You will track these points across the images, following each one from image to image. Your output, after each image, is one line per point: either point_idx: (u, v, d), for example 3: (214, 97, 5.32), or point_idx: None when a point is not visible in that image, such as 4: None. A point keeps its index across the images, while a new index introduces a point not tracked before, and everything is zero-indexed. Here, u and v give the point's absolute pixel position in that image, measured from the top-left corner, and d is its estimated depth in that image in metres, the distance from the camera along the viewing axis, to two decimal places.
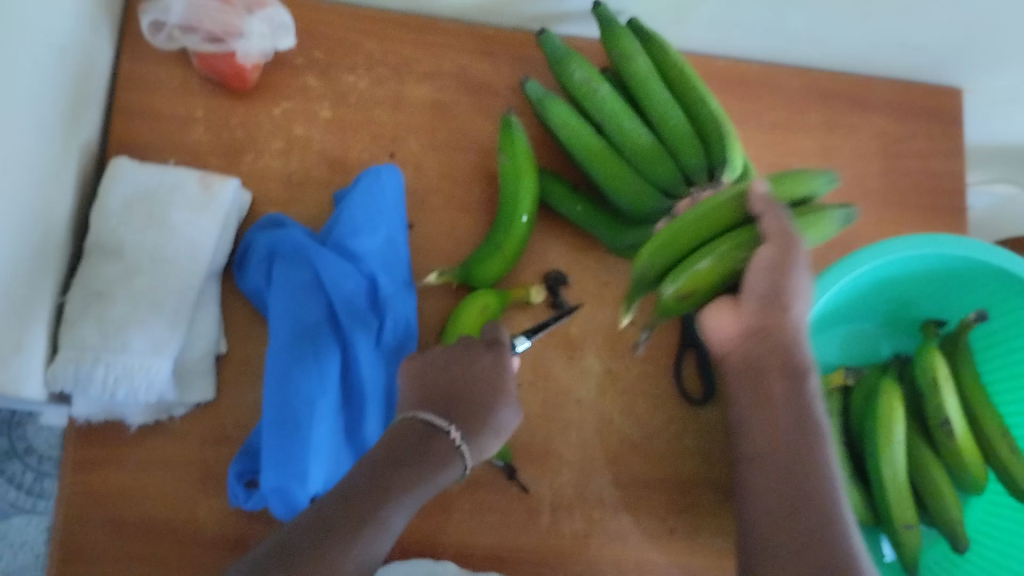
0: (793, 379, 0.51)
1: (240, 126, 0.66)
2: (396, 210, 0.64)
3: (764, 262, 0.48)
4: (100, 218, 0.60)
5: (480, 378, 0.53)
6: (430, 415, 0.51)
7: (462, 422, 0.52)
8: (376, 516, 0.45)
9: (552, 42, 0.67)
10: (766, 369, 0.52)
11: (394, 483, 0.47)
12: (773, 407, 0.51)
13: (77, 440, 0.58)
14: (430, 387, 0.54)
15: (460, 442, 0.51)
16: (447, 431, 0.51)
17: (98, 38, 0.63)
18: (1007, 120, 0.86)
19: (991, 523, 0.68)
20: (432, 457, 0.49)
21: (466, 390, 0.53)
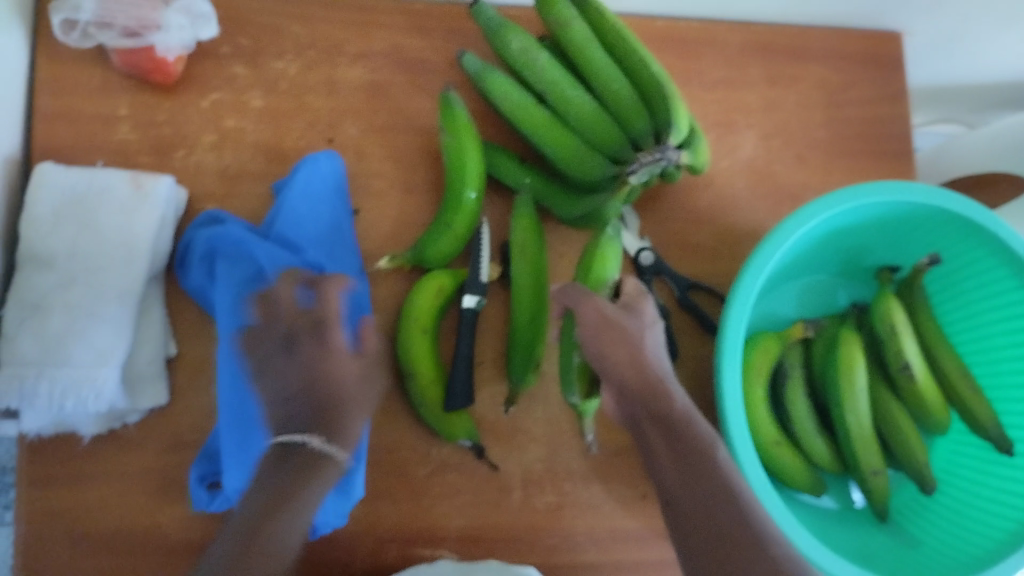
0: (659, 420, 0.52)
1: (169, 121, 0.64)
2: (337, 195, 0.63)
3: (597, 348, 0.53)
4: (30, 228, 0.57)
5: (322, 375, 0.49)
6: (286, 436, 0.47)
7: (326, 425, 0.48)
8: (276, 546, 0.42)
9: (485, 14, 0.65)
10: (638, 414, 0.53)
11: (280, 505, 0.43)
12: (675, 432, 0.52)
13: (28, 458, 0.56)
14: (291, 412, 0.48)
15: (323, 445, 0.46)
16: (307, 440, 0.46)
17: (10, 42, 0.60)
18: (946, 60, 0.86)
19: (956, 463, 0.69)
20: (313, 476, 0.45)
21: (322, 391, 0.49)
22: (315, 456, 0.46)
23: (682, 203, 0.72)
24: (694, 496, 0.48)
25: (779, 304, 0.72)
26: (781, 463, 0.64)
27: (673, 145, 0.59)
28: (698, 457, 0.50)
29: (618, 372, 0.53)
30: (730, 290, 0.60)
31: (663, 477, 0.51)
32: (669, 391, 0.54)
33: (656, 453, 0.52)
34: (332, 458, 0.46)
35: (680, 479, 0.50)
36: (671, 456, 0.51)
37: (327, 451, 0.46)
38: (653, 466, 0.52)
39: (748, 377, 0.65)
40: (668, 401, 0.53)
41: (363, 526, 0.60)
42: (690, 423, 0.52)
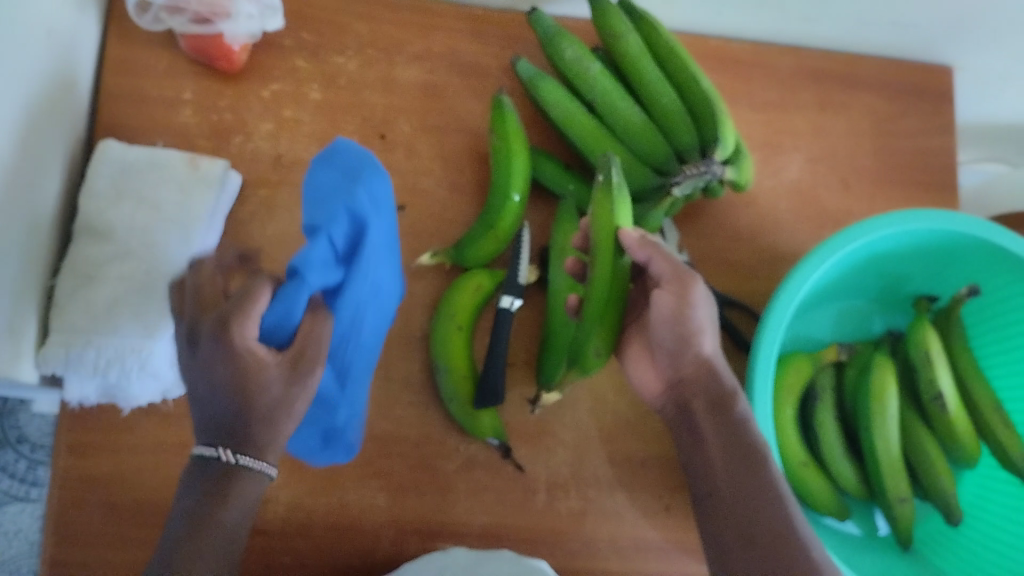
0: (718, 409, 0.55)
1: (229, 108, 0.66)
2: (368, 162, 0.53)
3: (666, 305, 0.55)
4: (89, 200, 0.59)
5: (228, 381, 0.49)
6: (200, 447, 0.49)
7: (235, 435, 0.49)
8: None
9: (543, 21, 0.66)
10: (694, 401, 0.57)
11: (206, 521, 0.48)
12: (728, 432, 0.55)
13: (69, 423, 0.58)
14: (208, 414, 0.50)
15: (237, 459, 0.49)
16: (222, 459, 0.48)
17: (85, 21, 0.63)
18: (997, 98, 0.86)
19: (985, 498, 0.69)
20: (223, 503, 0.49)
21: (234, 390, 0.49)
22: (229, 474, 0.49)
23: (724, 221, 0.72)
24: (733, 493, 0.53)
25: (814, 326, 0.72)
26: (806, 483, 0.64)
27: (718, 160, 0.61)
28: (748, 458, 0.53)
29: (691, 362, 0.57)
30: (767, 305, 0.61)
31: (704, 466, 0.55)
32: (736, 394, 0.56)
33: (707, 441, 0.56)
34: (255, 473, 0.49)
35: (726, 472, 0.53)
36: (723, 448, 0.54)
37: (253, 467, 0.49)
38: (700, 451, 0.56)
39: (778, 396, 0.65)
40: (728, 392, 0.56)
41: (388, 515, 0.61)
42: (748, 420, 0.55)
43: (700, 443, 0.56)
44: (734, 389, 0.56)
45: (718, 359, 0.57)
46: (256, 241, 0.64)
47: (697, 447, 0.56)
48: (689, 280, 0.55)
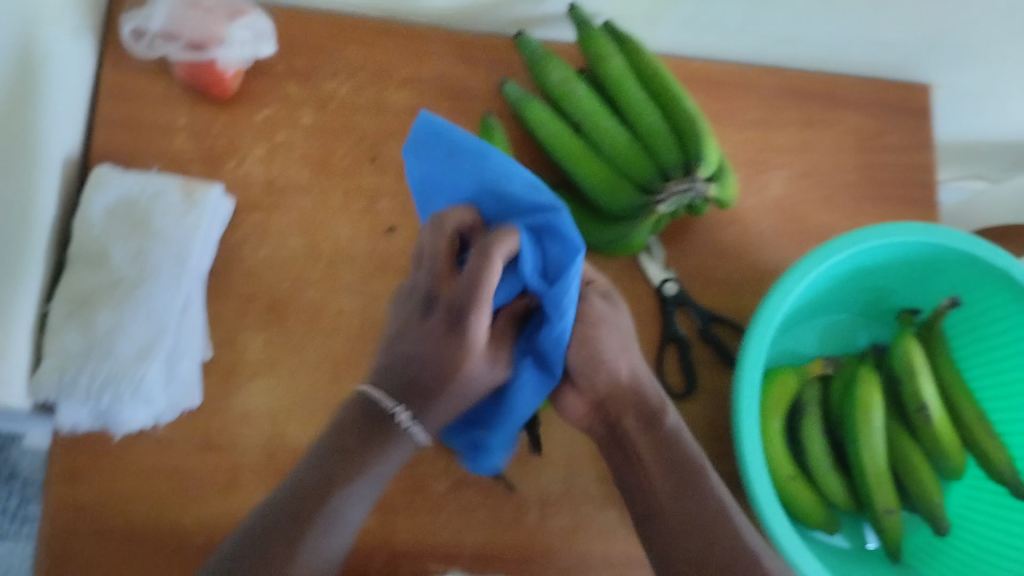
0: (650, 427, 0.54)
1: (222, 133, 0.67)
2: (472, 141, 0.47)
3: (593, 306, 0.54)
4: (83, 227, 0.60)
5: (427, 355, 0.46)
6: (378, 394, 0.48)
7: (424, 396, 0.47)
8: (339, 506, 0.46)
9: (529, 45, 0.69)
10: (626, 418, 0.54)
11: (354, 466, 0.47)
12: (660, 452, 0.53)
13: (63, 448, 0.58)
14: (405, 373, 0.47)
15: (410, 424, 0.47)
16: (393, 412, 0.47)
17: (81, 50, 0.64)
18: (976, 115, 0.88)
19: (970, 508, 0.69)
20: (386, 448, 0.47)
21: (439, 369, 0.46)
22: (381, 423, 0.47)
23: (710, 238, 0.74)
24: (679, 517, 0.51)
25: (801, 340, 0.73)
26: (794, 496, 0.64)
27: (701, 176, 0.61)
28: (691, 479, 0.52)
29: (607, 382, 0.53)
30: (750, 319, 0.62)
31: (642, 488, 0.53)
32: (665, 413, 0.54)
33: (643, 461, 0.54)
34: (409, 437, 0.48)
35: (670, 494, 0.52)
36: (663, 468, 0.53)
37: (410, 433, 0.47)
38: (636, 473, 0.54)
39: (766, 410, 0.66)
40: (658, 408, 0.54)
41: (381, 535, 0.61)
42: (678, 437, 0.54)
43: (634, 467, 0.54)
44: (663, 408, 0.54)
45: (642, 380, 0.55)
46: (248, 263, 0.65)
47: (632, 469, 0.54)
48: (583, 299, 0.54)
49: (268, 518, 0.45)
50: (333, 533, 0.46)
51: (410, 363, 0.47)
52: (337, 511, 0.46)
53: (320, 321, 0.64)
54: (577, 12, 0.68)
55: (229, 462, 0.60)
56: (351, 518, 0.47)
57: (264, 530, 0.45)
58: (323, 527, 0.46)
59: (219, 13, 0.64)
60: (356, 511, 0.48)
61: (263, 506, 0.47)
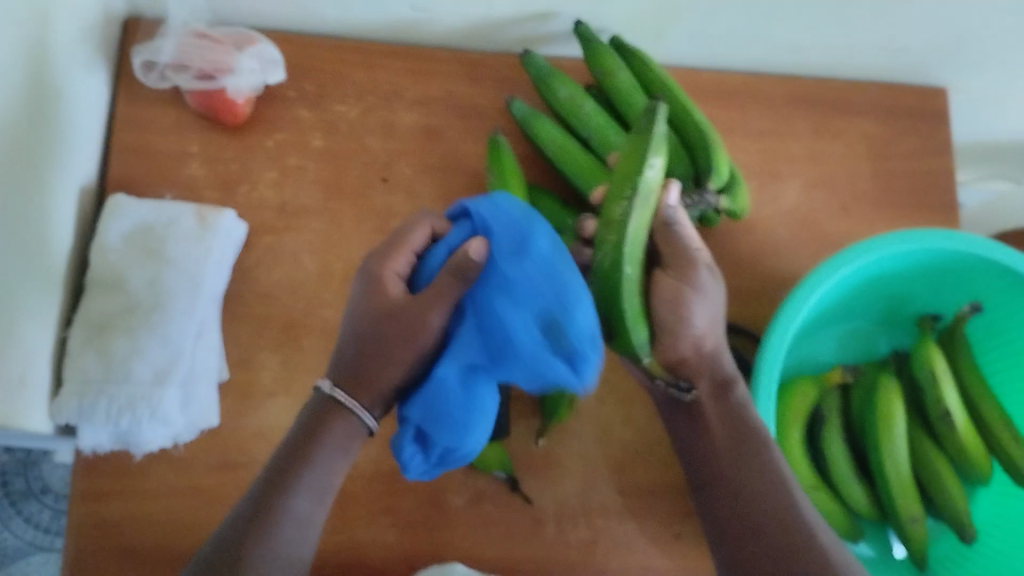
0: (721, 397, 0.55)
1: (235, 159, 0.68)
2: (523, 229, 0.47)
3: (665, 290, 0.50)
4: (100, 253, 0.62)
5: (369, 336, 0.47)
6: (325, 382, 0.49)
7: (357, 380, 0.47)
8: (282, 510, 0.47)
9: (536, 63, 0.69)
10: (699, 382, 0.55)
11: (297, 470, 0.48)
12: (720, 427, 0.55)
13: (83, 471, 0.59)
14: (343, 362, 0.48)
15: (346, 399, 0.48)
16: (334, 395, 0.48)
17: (96, 80, 0.65)
18: (994, 119, 0.87)
19: (1001, 516, 0.67)
20: (326, 435, 0.48)
21: (361, 332, 0.47)
22: (328, 407, 0.48)
23: (723, 250, 0.73)
24: (738, 485, 0.53)
25: (820, 348, 0.72)
26: (814, 503, 0.63)
27: (711, 189, 0.62)
28: (753, 450, 0.53)
29: (692, 351, 0.53)
30: (765, 332, 0.61)
31: (705, 449, 0.56)
32: (735, 383, 0.56)
33: (709, 427, 0.56)
34: (349, 413, 0.48)
35: (736, 464, 0.54)
36: (727, 435, 0.55)
37: (352, 412, 0.48)
38: (703, 437, 0.56)
39: (784, 419, 0.64)
40: (728, 379, 0.56)
41: (398, 552, 0.61)
42: (746, 406, 0.55)
43: (700, 429, 0.56)
44: (733, 378, 0.56)
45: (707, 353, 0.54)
46: (262, 286, 0.65)
47: (696, 433, 0.57)
48: (694, 263, 0.50)
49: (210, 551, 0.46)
50: (283, 530, 0.46)
51: (370, 337, 0.47)
52: (284, 508, 0.47)
53: (333, 340, 0.65)
54: (582, 28, 0.68)
55: (245, 480, 0.60)
56: (309, 516, 0.48)
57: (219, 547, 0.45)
58: (269, 531, 0.46)
59: (228, 44, 0.66)
60: (308, 505, 0.48)
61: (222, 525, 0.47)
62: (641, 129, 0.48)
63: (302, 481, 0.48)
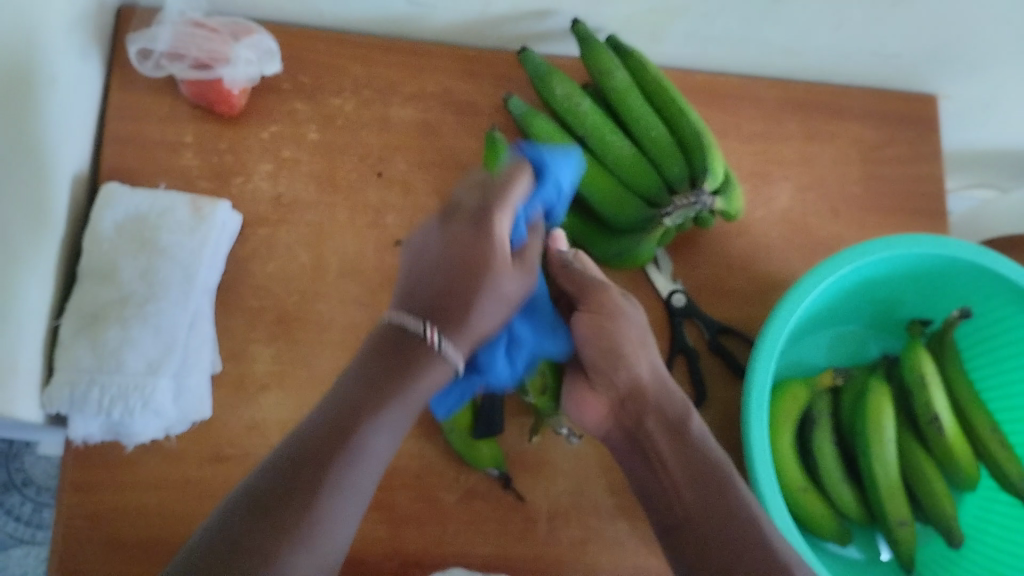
0: (675, 435, 0.53)
1: (230, 150, 0.68)
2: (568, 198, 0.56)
3: (588, 320, 0.54)
4: (93, 242, 0.61)
5: (455, 274, 0.46)
6: (405, 318, 0.45)
7: (446, 318, 0.46)
8: (360, 441, 0.42)
9: (533, 60, 0.69)
10: (646, 421, 0.54)
11: (374, 402, 0.43)
12: (671, 463, 0.52)
13: (71, 461, 0.58)
14: (417, 295, 0.46)
15: (441, 345, 0.45)
16: (424, 334, 0.45)
17: (90, 66, 0.65)
18: (983, 127, 0.88)
19: (986, 519, 0.68)
20: (415, 372, 0.44)
21: (455, 271, 0.46)
22: (416, 344, 0.44)
23: (716, 251, 0.74)
24: (695, 517, 0.49)
25: (810, 353, 0.73)
26: (806, 507, 0.63)
27: (707, 191, 0.63)
28: (711, 479, 0.50)
29: (633, 383, 0.54)
30: (757, 336, 0.61)
31: (665, 493, 0.52)
32: (690, 423, 0.53)
33: (669, 471, 0.52)
34: (442, 357, 0.45)
35: (692, 491, 0.50)
36: (687, 474, 0.51)
37: (440, 351, 0.45)
38: (660, 480, 0.53)
39: (776, 422, 0.65)
40: (681, 416, 0.54)
41: (389, 548, 0.61)
42: (706, 444, 0.53)
43: (650, 470, 0.53)
44: (687, 418, 0.54)
45: (658, 389, 0.55)
46: (255, 278, 0.65)
47: (657, 477, 0.53)
48: (608, 292, 0.55)
49: (281, 469, 0.40)
50: (360, 464, 0.42)
51: (442, 258, 0.47)
52: (364, 443, 0.42)
53: (326, 335, 0.64)
54: (579, 26, 0.68)
55: (237, 474, 0.60)
56: (383, 454, 0.44)
57: (285, 471, 0.40)
58: (346, 461, 0.41)
59: (224, 35, 0.65)
60: (383, 442, 0.43)
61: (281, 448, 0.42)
62: (572, 99, 0.68)
63: (382, 417, 0.43)
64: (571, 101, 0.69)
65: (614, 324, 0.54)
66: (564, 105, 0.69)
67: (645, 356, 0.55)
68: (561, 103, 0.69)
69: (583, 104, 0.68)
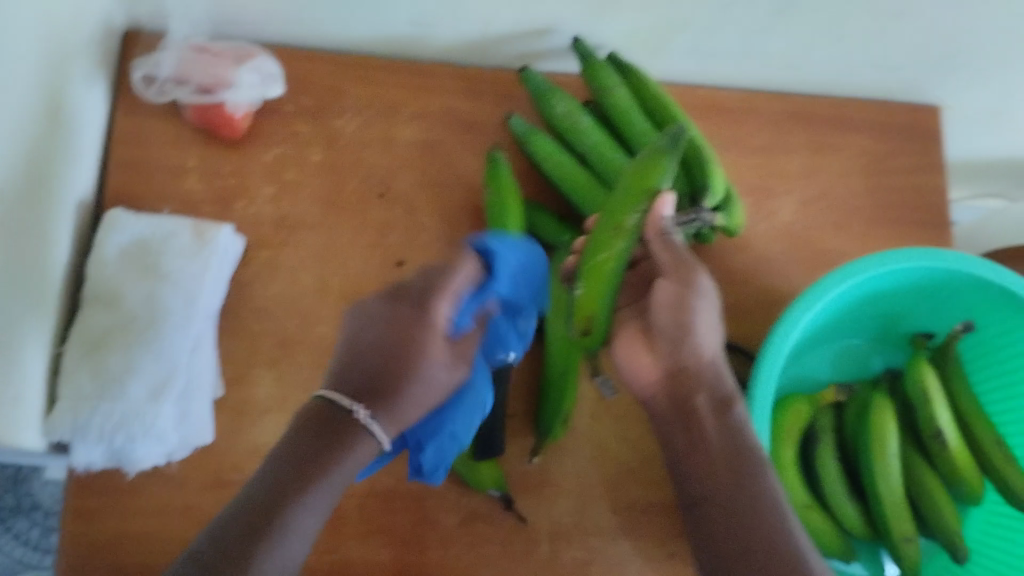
0: (720, 413, 0.52)
1: (233, 173, 0.68)
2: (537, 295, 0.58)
3: (665, 296, 0.53)
4: (97, 269, 0.62)
5: (393, 361, 0.49)
6: (337, 396, 0.47)
7: (377, 395, 0.48)
8: (291, 520, 0.43)
9: (534, 78, 0.70)
10: (697, 397, 0.53)
11: (307, 478, 0.44)
12: (708, 440, 0.52)
13: (75, 490, 0.59)
14: (348, 378, 0.48)
15: (370, 421, 0.47)
16: (352, 410, 0.46)
17: (93, 95, 0.66)
18: (987, 135, 0.88)
19: (989, 534, 0.68)
20: (345, 451, 0.45)
21: (393, 352, 0.49)
22: (343, 420, 0.46)
23: (718, 266, 0.74)
24: (721, 502, 0.50)
25: (813, 366, 0.73)
26: (810, 527, 0.63)
27: (707, 209, 0.62)
28: (750, 468, 0.50)
29: (693, 356, 0.53)
30: (759, 352, 0.61)
31: (702, 466, 0.51)
32: (736, 403, 0.53)
33: (707, 447, 0.52)
34: (371, 437, 0.47)
35: (729, 478, 0.50)
36: (727, 456, 0.51)
37: (368, 430, 0.46)
38: (697, 453, 0.52)
39: (778, 438, 0.65)
40: (728, 396, 0.53)
41: (392, 569, 0.61)
42: (749, 428, 0.52)
43: (682, 443, 0.53)
44: (734, 397, 0.53)
45: (712, 362, 0.54)
46: (259, 301, 0.66)
47: (694, 450, 0.52)
48: (692, 269, 0.53)
49: (216, 544, 0.41)
50: (289, 542, 0.42)
51: (387, 351, 0.49)
52: (293, 521, 0.43)
53: (329, 356, 0.65)
54: (580, 45, 0.69)
55: None
56: (312, 531, 0.44)
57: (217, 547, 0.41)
58: (275, 540, 0.42)
59: (228, 59, 0.66)
60: (313, 523, 0.44)
61: (215, 523, 0.43)
62: (574, 115, 0.69)
63: (312, 493, 0.44)
64: (573, 117, 0.69)
65: (691, 300, 0.53)
66: (565, 123, 0.69)
67: (710, 336, 0.54)
68: (565, 119, 0.69)
69: (583, 119, 0.69)
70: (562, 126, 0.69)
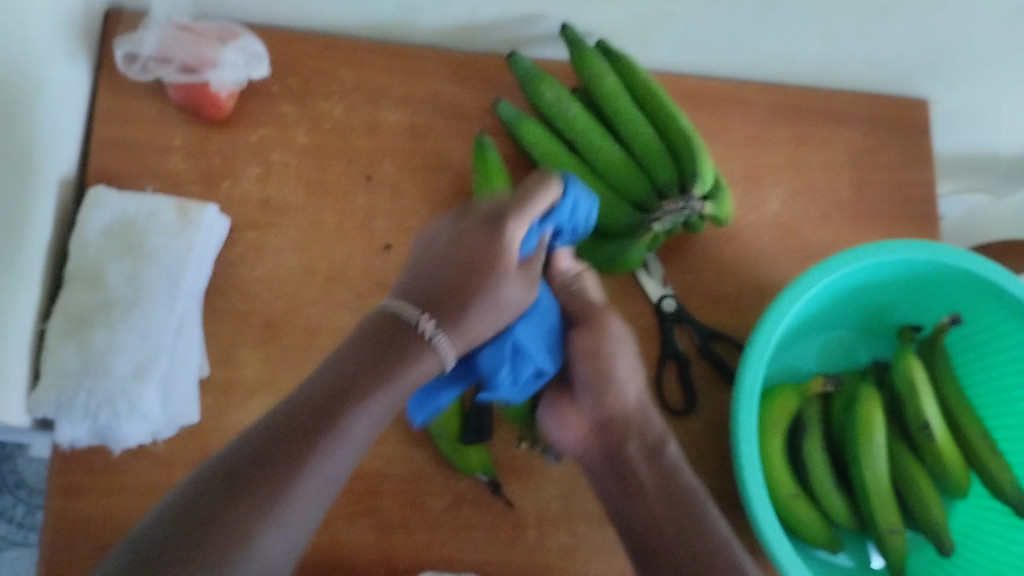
0: (654, 457, 0.53)
1: (218, 153, 0.67)
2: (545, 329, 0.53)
3: (591, 343, 0.54)
4: (80, 246, 0.61)
5: (472, 268, 0.47)
6: (400, 306, 0.46)
7: (448, 312, 0.46)
8: (344, 423, 0.42)
9: (522, 64, 0.69)
10: (627, 444, 0.54)
11: (363, 385, 0.43)
12: (646, 491, 0.52)
13: (55, 469, 0.58)
14: (423, 285, 0.47)
15: (435, 334, 0.45)
16: (417, 323, 0.45)
17: (76, 71, 0.64)
18: (974, 130, 0.88)
19: (976, 528, 0.68)
20: (405, 365, 0.44)
21: (462, 266, 0.47)
22: (407, 333, 0.45)
23: (706, 255, 0.74)
24: (671, 547, 0.49)
25: (800, 357, 0.73)
26: (798, 517, 0.63)
27: (697, 196, 0.62)
28: (689, 505, 0.51)
29: (617, 404, 0.54)
30: (748, 340, 0.61)
31: (645, 514, 0.51)
32: (668, 445, 0.54)
33: (643, 493, 0.52)
34: (434, 353, 0.45)
35: (674, 523, 0.50)
36: (667, 502, 0.51)
37: (434, 343, 0.45)
38: (636, 502, 0.52)
39: (766, 429, 0.64)
40: (659, 439, 0.54)
41: (377, 554, 0.60)
42: (680, 470, 0.53)
43: (618, 498, 0.53)
44: (664, 440, 0.54)
45: (638, 407, 0.55)
46: (243, 283, 0.65)
47: (631, 501, 0.52)
48: (606, 315, 0.54)
49: (270, 430, 0.41)
50: (340, 444, 0.42)
51: (455, 263, 0.47)
52: (345, 426, 0.42)
53: (314, 339, 0.64)
54: (569, 31, 0.68)
55: None
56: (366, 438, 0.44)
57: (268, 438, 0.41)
58: (326, 442, 0.41)
59: (212, 37, 0.65)
60: (366, 432, 0.43)
61: (268, 415, 0.43)
62: (559, 101, 0.68)
63: (368, 398, 0.43)
64: (557, 105, 0.68)
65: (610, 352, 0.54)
66: (554, 110, 0.69)
67: (635, 383, 0.55)
68: (550, 108, 0.69)
69: (572, 107, 0.68)
70: (548, 112, 0.69)
